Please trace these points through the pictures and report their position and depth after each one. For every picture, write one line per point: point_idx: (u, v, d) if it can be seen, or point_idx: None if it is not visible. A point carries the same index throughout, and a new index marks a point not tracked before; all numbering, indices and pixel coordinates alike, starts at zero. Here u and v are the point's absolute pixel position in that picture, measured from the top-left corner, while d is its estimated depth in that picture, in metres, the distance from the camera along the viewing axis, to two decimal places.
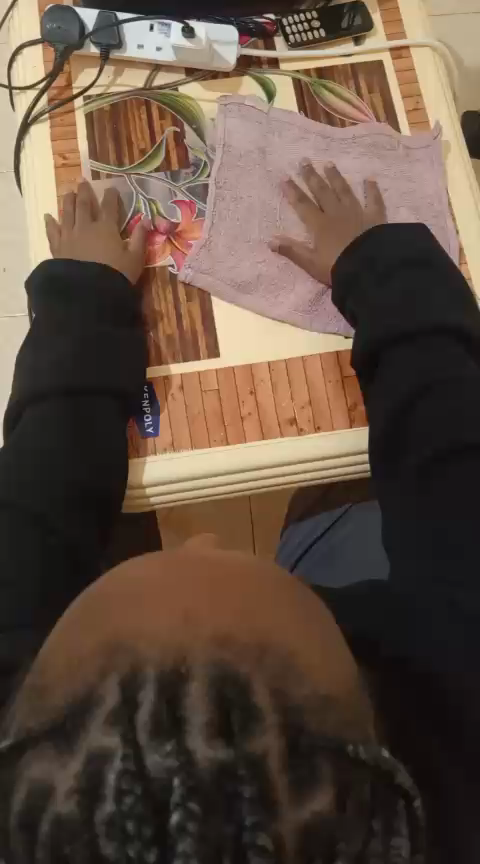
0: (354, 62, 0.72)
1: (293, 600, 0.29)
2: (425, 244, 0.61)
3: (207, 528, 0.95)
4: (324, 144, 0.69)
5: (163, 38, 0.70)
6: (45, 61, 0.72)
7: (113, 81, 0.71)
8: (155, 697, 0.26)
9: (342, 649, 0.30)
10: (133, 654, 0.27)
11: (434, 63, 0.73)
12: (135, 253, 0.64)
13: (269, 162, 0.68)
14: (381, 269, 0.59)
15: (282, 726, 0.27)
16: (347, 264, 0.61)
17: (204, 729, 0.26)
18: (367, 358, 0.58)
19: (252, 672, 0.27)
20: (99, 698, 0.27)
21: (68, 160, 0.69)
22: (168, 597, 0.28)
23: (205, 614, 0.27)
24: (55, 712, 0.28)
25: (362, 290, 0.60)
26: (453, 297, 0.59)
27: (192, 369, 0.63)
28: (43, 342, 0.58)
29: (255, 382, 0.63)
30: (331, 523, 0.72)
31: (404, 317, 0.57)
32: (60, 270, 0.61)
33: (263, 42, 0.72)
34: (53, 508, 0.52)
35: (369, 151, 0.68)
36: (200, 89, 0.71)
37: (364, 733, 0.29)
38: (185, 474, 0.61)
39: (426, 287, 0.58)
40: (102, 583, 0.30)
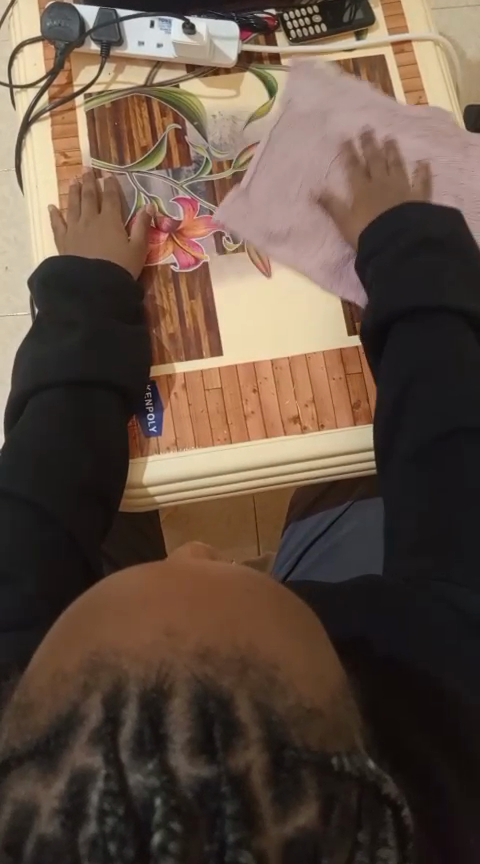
0: (356, 58, 0.72)
1: (278, 611, 0.29)
2: (449, 225, 0.60)
3: (210, 526, 0.95)
4: (388, 115, 0.68)
5: (163, 35, 0.70)
6: (45, 59, 0.72)
7: (114, 79, 0.71)
8: (137, 715, 0.26)
9: (329, 655, 0.30)
10: (115, 670, 0.27)
11: (437, 57, 0.72)
12: (138, 250, 0.64)
13: (329, 126, 0.68)
14: (405, 245, 0.58)
15: (265, 741, 0.27)
16: (371, 236, 0.60)
17: (186, 747, 0.26)
18: (378, 330, 0.58)
19: (235, 687, 0.27)
20: (82, 716, 0.27)
21: (69, 158, 0.69)
22: (152, 611, 0.28)
23: (188, 629, 0.27)
24: (39, 731, 0.27)
25: (380, 260, 0.59)
26: (475, 281, 0.58)
27: (195, 369, 0.63)
28: (47, 335, 0.59)
29: (258, 381, 0.63)
30: (332, 522, 0.72)
31: (424, 297, 0.56)
32: (62, 269, 0.61)
33: (264, 38, 0.72)
34: (62, 507, 0.53)
35: (425, 133, 0.68)
36: (201, 85, 0.71)
37: (348, 743, 0.28)
38: (187, 474, 0.61)
39: (446, 271, 0.57)
40: (88, 596, 0.30)
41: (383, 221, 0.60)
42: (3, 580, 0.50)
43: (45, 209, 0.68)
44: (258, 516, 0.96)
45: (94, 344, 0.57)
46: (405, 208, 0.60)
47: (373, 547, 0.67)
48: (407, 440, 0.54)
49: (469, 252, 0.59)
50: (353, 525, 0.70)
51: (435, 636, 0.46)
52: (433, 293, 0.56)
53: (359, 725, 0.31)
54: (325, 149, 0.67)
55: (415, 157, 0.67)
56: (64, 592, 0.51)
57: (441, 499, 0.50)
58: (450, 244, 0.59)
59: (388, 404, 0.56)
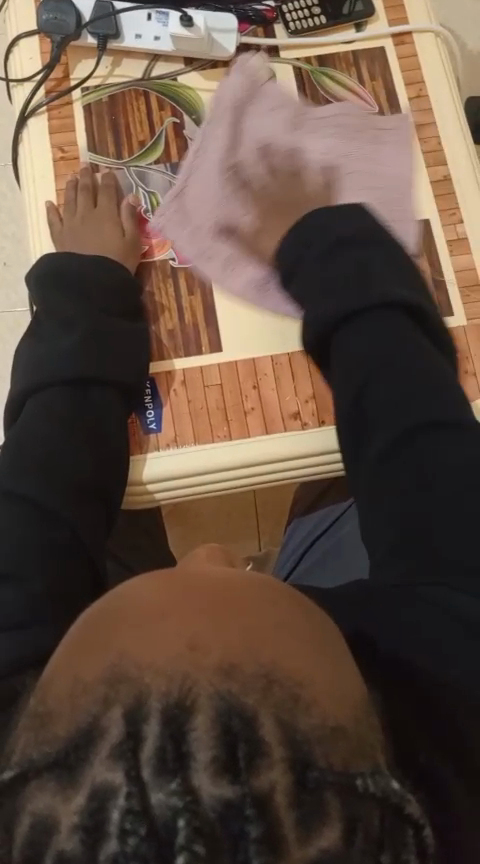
0: (356, 49, 0.71)
1: (304, 631, 0.29)
2: (368, 219, 0.59)
3: (210, 521, 0.95)
4: (298, 119, 0.67)
5: (161, 27, 0.69)
6: (41, 52, 0.71)
7: (111, 72, 0.70)
8: (159, 732, 0.26)
9: (353, 672, 0.30)
10: (136, 684, 0.27)
11: (437, 49, 0.71)
12: (131, 243, 0.63)
13: (243, 130, 0.67)
14: (321, 252, 0.57)
15: (290, 761, 0.26)
16: (288, 249, 0.59)
17: (210, 767, 0.26)
18: (321, 340, 0.57)
19: (260, 704, 0.27)
20: (102, 730, 0.27)
21: (66, 153, 0.68)
22: (175, 624, 0.28)
23: (209, 646, 0.27)
24: (58, 744, 0.27)
25: (304, 274, 0.58)
26: (394, 266, 0.57)
27: (195, 365, 0.63)
28: (45, 334, 0.58)
29: (258, 376, 0.62)
30: (334, 520, 0.72)
31: (349, 298, 0.55)
32: (59, 263, 0.60)
33: (263, 30, 0.71)
34: (64, 504, 0.53)
35: (345, 138, 0.66)
36: (200, 78, 0.70)
37: (372, 763, 0.28)
38: (184, 470, 0.60)
39: (373, 261, 0.56)
40: (108, 601, 0.30)
41: (297, 230, 0.59)
42: (5, 577, 0.50)
43: (42, 205, 0.67)
44: (258, 511, 0.96)
45: (93, 340, 0.57)
46: (317, 214, 0.59)
47: (359, 551, 0.66)
48: (374, 442, 0.52)
49: (389, 244, 0.58)
50: (352, 526, 0.69)
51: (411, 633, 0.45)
52: (362, 292, 0.55)
53: (381, 744, 0.30)
54: (316, 134, 0.67)
55: (320, 158, 0.66)
56: (66, 593, 0.51)
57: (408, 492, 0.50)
58: (371, 236, 0.58)
59: (342, 415, 0.55)
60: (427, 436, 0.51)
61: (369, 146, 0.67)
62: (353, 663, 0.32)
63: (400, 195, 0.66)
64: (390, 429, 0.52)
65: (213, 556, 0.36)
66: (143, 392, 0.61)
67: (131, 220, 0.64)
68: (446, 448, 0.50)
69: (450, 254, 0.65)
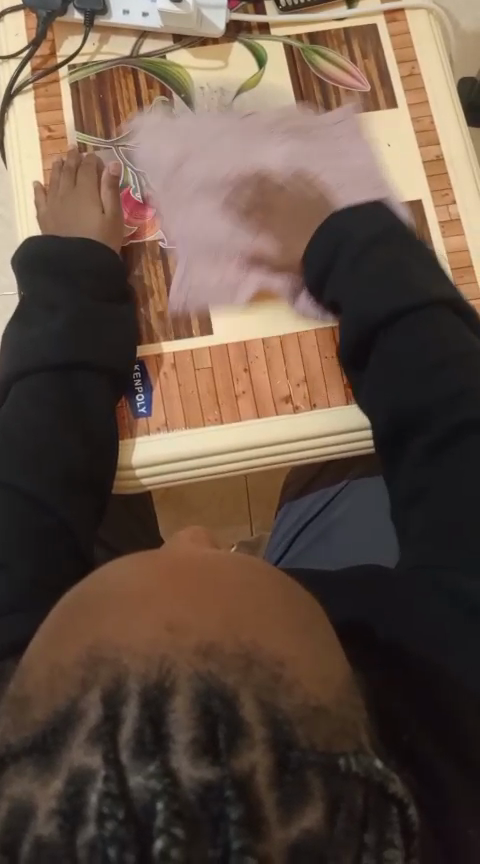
0: (347, 27, 0.70)
1: (287, 611, 0.29)
2: (388, 214, 0.58)
3: (202, 506, 0.95)
4: (250, 133, 0.66)
5: (149, 4, 0.68)
6: (27, 28, 0.70)
7: (98, 49, 0.69)
8: (138, 714, 0.25)
9: (335, 651, 0.30)
10: (115, 665, 0.26)
11: (431, 27, 0.70)
12: (113, 221, 0.62)
13: (243, 144, 0.66)
14: (351, 257, 0.57)
15: (271, 742, 0.26)
16: (316, 255, 0.58)
17: (189, 749, 0.25)
18: (357, 346, 0.56)
19: (240, 684, 0.26)
20: (80, 713, 0.26)
21: (53, 132, 0.67)
22: (153, 604, 0.27)
23: (189, 626, 0.27)
24: (36, 727, 0.27)
25: (336, 279, 0.57)
26: (427, 266, 0.57)
27: (185, 347, 0.62)
28: (32, 318, 0.57)
29: (249, 359, 0.62)
30: (324, 505, 0.71)
31: (387, 300, 0.55)
32: (46, 245, 0.59)
33: (253, 6, 0.70)
34: (50, 490, 0.52)
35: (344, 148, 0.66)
36: (189, 56, 0.69)
37: (356, 742, 0.28)
38: (174, 454, 0.60)
39: (406, 262, 0.56)
40: (87, 585, 0.30)
41: (324, 236, 0.58)
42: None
43: (29, 185, 0.66)
44: (250, 496, 0.96)
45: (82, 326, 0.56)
46: (344, 213, 0.58)
47: None
48: (415, 451, 0.53)
49: (416, 243, 0.58)
50: (346, 507, 0.70)
51: (432, 638, 0.45)
52: (395, 296, 0.55)
53: (365, 725, 0.30)
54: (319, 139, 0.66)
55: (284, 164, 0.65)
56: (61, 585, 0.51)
57: (452, 496, 0.50)
58: (397, 233, 0.58)
59: (381, 424, 0.55)
60: (468, 436, 0.52)
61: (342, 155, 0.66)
62: (338, 644, 0.31)
63: (392, 176, 0.66)
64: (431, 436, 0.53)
65: (198, 538, 0.36)
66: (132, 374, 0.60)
67: (111, 196, 0.63)
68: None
69: (443, 235, 0.65)
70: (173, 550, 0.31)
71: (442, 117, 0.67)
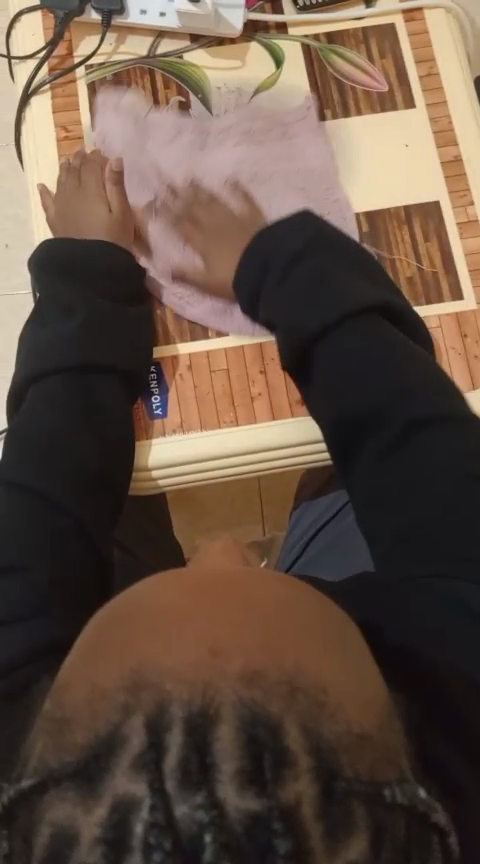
0: (365, 26, 0.69)
1: (325, 634, 0.28)
2: (314, 227, 0.56)
3: (214, 506, 0.95)
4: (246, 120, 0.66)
5: (166, 3, 0.67)
6: (45, 29, 0.69)
7: (115, 49, 0.68)
8: (183, 742, 0.26)
9: (373, 672, 0.30)
10: (158, 691, 0.26)
11: (448, 26, 0.69)
12: (121, 220, 0.62)
13: (159, 151, 0.65)
14: (282, 272, 0.55)
15: (315, 771, 0.26)
16: (248, 273, 0.57)
17: (235, 778, 0.26)
18: (298, 360, 0.55)
19: (284, 712, 0.26)
20: (124, 738, 0.27)
21: (70, 133, 0.67)
22: (192, 631, 0.27)
23: (233, 651, 0.27)
24: (79, 752, 0.27)
25: (269, 296, 0.56)
26: (354, 268, 0.56)
27: (202, 350, 0.62)
28: (47, 320, 0.57)
29: (265, 362, 0.62)
30: (336, 512, 0.70)
31: (318, 317, 0.53)
32: (62, 246, 0.59)
33: (270, 6, 0.70)
34: (65, 490, 0.52)
35: (247, 142, 0.65)
36: (207, 57, 0.68)
37: (398, 770, 0.28)
38: (191, 457, 0.60)
39: (330, 271, 0.55)
40: (122, 604, 0.30)
41: (252, 250, 0.56)
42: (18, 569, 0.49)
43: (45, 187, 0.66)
44: (263, 498, 0.96)
45: (97, 328, 0.56)
46: (270, 231, 0.56)
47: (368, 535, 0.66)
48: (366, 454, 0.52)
49: (340, 244, 0.56)
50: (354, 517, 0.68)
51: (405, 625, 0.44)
52: (329, 309, 0.53)
53: (405, 750, 0.30)
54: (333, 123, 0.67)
55: (229, 174, 0.64)
56: (82, 592, 0.51)
57: (407, 495, 0.49)
58: (324, 243, 0.56)
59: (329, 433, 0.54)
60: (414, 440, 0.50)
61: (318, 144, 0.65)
62: (373, 662, 0.31)
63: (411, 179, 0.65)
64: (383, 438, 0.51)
65: (228, 552, 0.36)
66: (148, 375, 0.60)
67: (118, 194, 0.63)
68: (438, 441, 0.50)
69: (460, 236, 0.64)
70: (208, 567, 0.31)
71: (459, 119, 0.67)
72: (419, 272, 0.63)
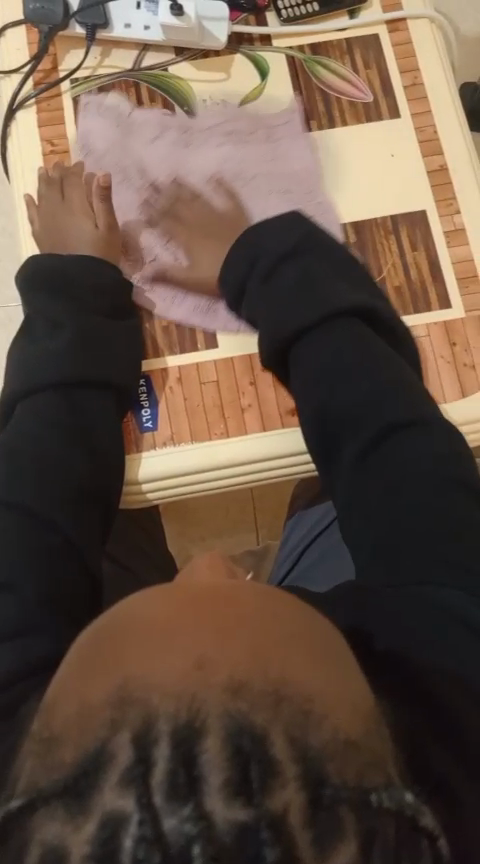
0: (349, 37, 0.69)
1: (311, 647, 0.28)
2: (304, 226, 0.57)
3: (208, 518, 0.95)
4: (188, 139, 0.66)
5: (150, 16, 0.68)
6: (29, 43, 0.69)
7: (100, 62, 0.68)
8: (170, 756, 0.25)
9: (360, 682, 0.30)
10: (145, 705, 0.26)
11: (433, 36, 0.70)
12: (107, 237, 0.62)
13: (133, 153, 0.65)
14: (267, 269, 0.56)
15: (303, 779, 0.26)
16: (233, 269, 0.57)
17: (222, 790, 0.25)
18: (278, 353, 0.56)
19: (270, 722, 0.26)
20: (111, 754, 0.26)
21: (56, 146, 0.67)
22: (181, 642, 0.27)
23: (218, 662, 0.26)
24: (66, 770, 0.26)
25: (249, 299, 0.57)
26: (342, 274, 0.56)
27: (190, 362, 0.61)
28: (36, 337, 0.57)
29: (255, 373, 0.61)
30: (330, 523, 0.70)
31: (301, 316, 0.54)
32: (46, 263, 0.58)
33: (254, 17, 0.70)
34: (53, 507, 0.52)
35: (232, 138, 0.66)
36: (188, 69, 0.68)
37: (385, 776, 0.28)
38: (183, 469, 0.59)
39: (315, 273, 0.55)
40: (108, 619, 0.29)
41: (236, 250, 0.57)
42: (4, 590, 0.49)
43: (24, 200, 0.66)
44: (256, 509, 0.95)
45: (85, 345, 0.56)
46: (258, 228, 0.57)
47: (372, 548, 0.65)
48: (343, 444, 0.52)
49: (333, 250, 0.57)
50: None
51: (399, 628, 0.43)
52: (313, 302, 0.54)
53: (393, 755, 0.30)
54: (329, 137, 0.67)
55: (217, 167, 0.65)
56: (76, 597, 0.51)
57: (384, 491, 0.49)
58: (311, 242, 0.57)
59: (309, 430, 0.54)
60: (389, 438, 0.50)
61: (262, 146, 0.66)
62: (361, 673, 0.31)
63: (403, 189, 0.65)
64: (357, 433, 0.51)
65: (214, 566, 0.35)
66: (138, 389, 0.59)
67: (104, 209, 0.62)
68: (412, 444, 0.50)
69: (448, 246, 0.64)
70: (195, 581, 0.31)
71: (444, 129, 0.67)
72: (407, 283, 0.63)
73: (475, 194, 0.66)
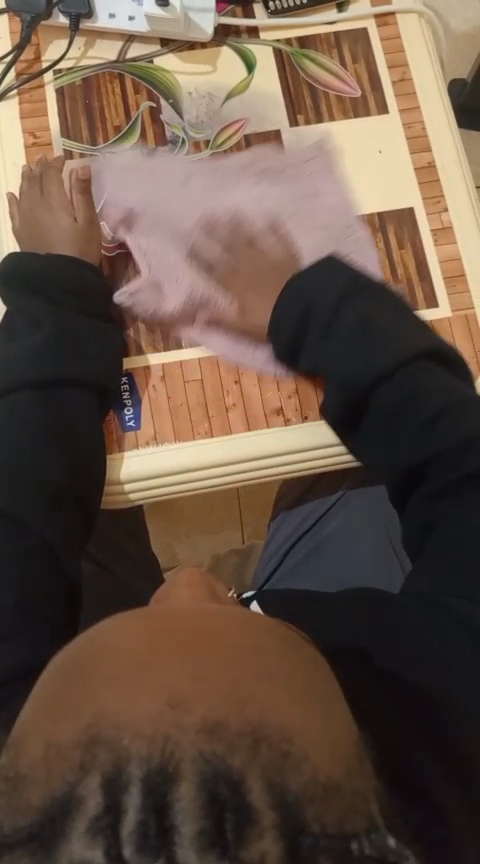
0: (338, 30, 0.68)
1: (289, 683, 0.28)
2: (345, 272, 0.54)
3: (193, 513, 0.94)
4: (217, 177, 0.63)
5: (135, 7, 0.66)
6: (11, 32, 0.68)
7: (84, 53, 0.67)
8: (140, 805, 0.25)
9: (345, 718, 0.29)
10: (115, 747, 0.26)
11: (422, 31, 0.69)
12: (86, 230, 0.60)
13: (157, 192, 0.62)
14: (324, 325, 0.54)
15: (281, 827, 0.25)
16: (286, 320, 0.55)
17: (194, 842, 0.25)
18: (350, 410, 0.54)
19: (246, 765, 0.26)
20: (79, 800, 0.26)
21: (38, 138, 0.65)
22: (155, 683, 0.27)
23: (191, 700, 0.26)
24: (34, 814, 0.26)
25: (312, 350, 0.55)
26: (397, 319, 0.53)
27: (174, 359, 0.61)
28: (17, 333, 0.56)
29: (239, 370, 0.60)
30: (315, 522, 0.70)
31: (366, 373, 0.52)
32: (23, 257, 0.57)
33: (241, 10, 0.69)
34: (28, 509, 0.51)
35: (251, 178, 0.63)
36: (176, 61, 0.67)
37: (369, 819, 0.27)
38: (168, 468, 0.59)
39: (371, 323, 0.53)
40: (81, 651, 0.30)
41: (287, 300, 0.55)
42: None
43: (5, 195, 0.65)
44: (242, 503, 0.95)
45: (69, 343, 0.55)
46: (300, 277, 0.55)
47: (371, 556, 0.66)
48: (418, 495, 0.52)
49: (376, 291, 0.55)
50: (336, 527, 0.69)
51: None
52: (377, 360, 0.52)
53: (376, 792, 0.29)
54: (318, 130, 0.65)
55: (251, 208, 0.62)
56: (52, 609, 0.51)
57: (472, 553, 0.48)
58: (355, 290, 0.54)
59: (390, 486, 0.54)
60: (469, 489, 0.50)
61: (273, 187, 0.63)
62: (345, 704, 0.31)
63: (390, 189, 0.64)
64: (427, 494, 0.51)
65: (196, 589, 0.35)
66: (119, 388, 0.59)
67: (84, 202, 0.61)
68: None
69: (435, 246, 0.63)
70: (173, 610, 0.31)
71: (433, 124, 0.66)
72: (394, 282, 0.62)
73: (464, 194, 0.65)
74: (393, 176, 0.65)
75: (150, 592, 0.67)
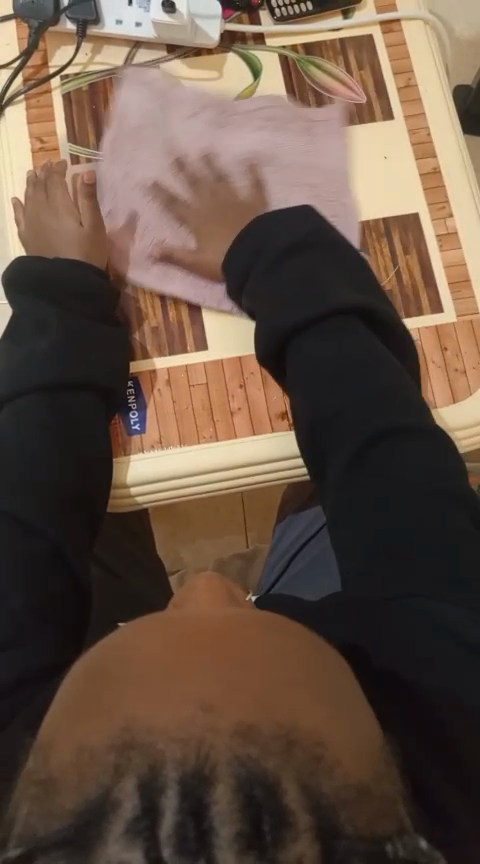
0: (343, 37, 0.68)
1: (316, 688, 0.28)
2: (314, 223, 0.57)
3: (196, 519, 0.94)
4: (230, 116, 0.64)
5: (142, 12, 0.66)
6: (19, 38, 0.68)
7: (91, 59, 0.67)
8: (178, 809, 0.25)
9: (369, 721, 0.30)
10: (149, 751, 0.26)
11: (427, 37, 0.69)
12: (92, 236, 0.61)
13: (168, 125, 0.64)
14: (272, 259, 0.55)
15: (316, 830, 0.26)
16: (240, 256, 0.57)
17: (233, 845, 0.25)
18: (275, 350, 0.55)
19: (281, 769, 0.26)
20: (114, 804, 0.26)
21: (45, 143, 0.65)
22: (189, 688, 0.27)
23: (224, 705, 0.27)
24: (68, 818, 0.26)
25: (255, 285, 0.56)
26: (346, 274, 0.56)
27: (180, 364, 0.61)
28: (22, 335, 0.56)
29: (245, 376, 0.61)
30: (320, 527, 0.70)
31: (306, 306, 0.53)
32: (31, 263, 0.58)
33: (247, 16, 0.69)
34: (38, 508, 0.51)
35: (254, 124, 0.64)
36: (183, 67, 0.67)
37: (399, 822, 0.27)
38: (175, 471, 0.59)
39: (322, 269, 0.55)
40: (106, 654, 0.30)
41: (243, 241, 0.57)
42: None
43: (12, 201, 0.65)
44: (245, 510, 0.95)
45: (72, 345, 0.55)
46: (263, 221, 0.57)
47: None
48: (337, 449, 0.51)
49: (339, 243, 0.57)
50: None
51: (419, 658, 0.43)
52: (320, 299, 0.53)
53: (402, 794, 0.29)
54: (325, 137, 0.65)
55: (248, 152, 0.64)
56: (64, 611, 0.51)
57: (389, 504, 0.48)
58: (321, 242, 0.56)
59: (303, 445, 0.54)
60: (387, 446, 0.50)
61: (279, 140, 0.64)
62: (368, 706, 0.31)
63: (395, 194, 0.65)
64: (344, 453, 0.51)
65: (215, 593, 0.35)
66: (125, 391, 0.59)
67: (89, 207, 0.61)
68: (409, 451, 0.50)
69: (440, 250, 0.64)
70: (196, 614, 0.31)
71: (437, 130, 0.67)
72: (399, 286, 0.63)
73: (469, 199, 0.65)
74: (397, 181, 0.65)
75: (157, 597, 0.67)
